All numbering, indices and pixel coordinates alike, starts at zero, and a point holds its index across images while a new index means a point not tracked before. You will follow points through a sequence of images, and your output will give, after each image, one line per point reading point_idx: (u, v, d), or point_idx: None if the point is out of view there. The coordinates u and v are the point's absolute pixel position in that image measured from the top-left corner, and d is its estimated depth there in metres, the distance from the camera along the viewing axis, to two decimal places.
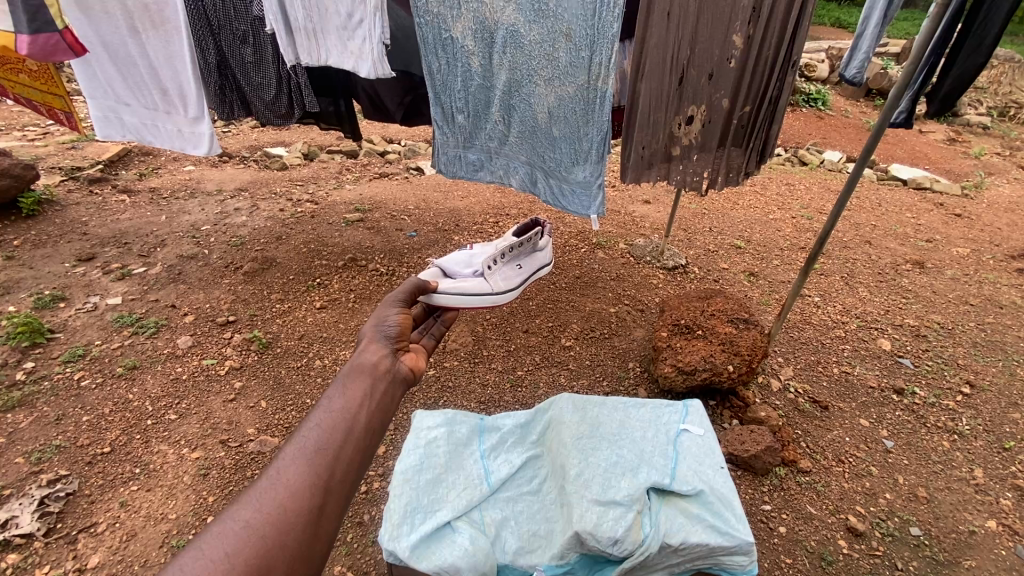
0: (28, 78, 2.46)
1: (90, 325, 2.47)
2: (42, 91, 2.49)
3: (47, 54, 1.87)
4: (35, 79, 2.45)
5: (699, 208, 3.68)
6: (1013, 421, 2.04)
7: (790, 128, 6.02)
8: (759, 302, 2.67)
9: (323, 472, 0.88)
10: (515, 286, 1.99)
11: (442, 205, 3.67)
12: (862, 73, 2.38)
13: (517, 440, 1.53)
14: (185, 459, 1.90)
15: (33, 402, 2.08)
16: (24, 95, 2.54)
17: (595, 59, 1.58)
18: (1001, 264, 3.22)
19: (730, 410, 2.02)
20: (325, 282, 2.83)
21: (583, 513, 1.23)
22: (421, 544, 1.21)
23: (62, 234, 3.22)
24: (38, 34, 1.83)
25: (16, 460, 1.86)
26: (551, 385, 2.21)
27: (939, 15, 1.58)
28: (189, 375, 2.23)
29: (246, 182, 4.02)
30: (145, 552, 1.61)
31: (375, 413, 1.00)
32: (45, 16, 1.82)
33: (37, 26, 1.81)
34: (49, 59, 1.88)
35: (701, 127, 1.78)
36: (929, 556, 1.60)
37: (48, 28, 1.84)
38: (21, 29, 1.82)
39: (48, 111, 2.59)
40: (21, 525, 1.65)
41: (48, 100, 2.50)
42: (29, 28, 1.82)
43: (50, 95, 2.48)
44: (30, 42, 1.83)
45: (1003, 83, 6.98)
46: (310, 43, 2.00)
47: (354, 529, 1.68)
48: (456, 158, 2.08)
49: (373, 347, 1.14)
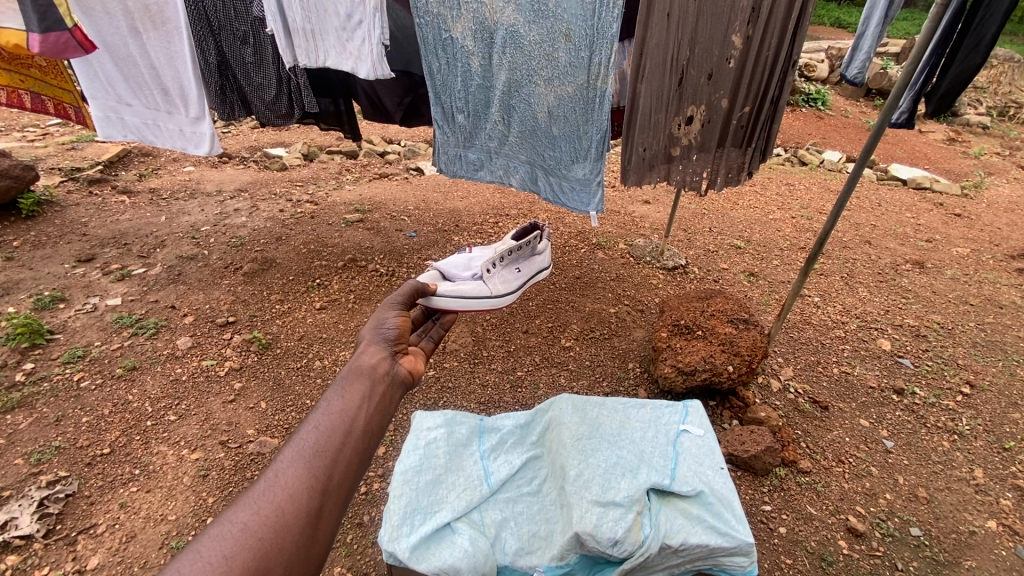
0: (37, 71, 2.48)
1: (90, 326, 2.47)
2: (51, 85, 2.50)
3: (57, 52, 1.87)
4: (44, 73, 2.47)
5: (699, 208, 3.68)
6: (1013, 421, 2.04)
7: (790, 128, 6.02)
8: (759, 302, 2.67)
9: (321, 475, 0.88)
10: (514, 289, 1.99)
11: (442, 205, 3.67)
12: (863, 73, 2.37)
13: (517, 441, 1.53)
14: (185, 460, 1.91)
15: (33, 402, 2.08)
16: (35, 89, 2.53)
17: (594, 59, 1.58)
18: (1001, 264, 3.22)
19: (730, 410, 2.02)
20: (325, 282, 2.83)
21: (583, 514, 1.23)
22: (421, 545, 1.21)
23: (62, 234, 3.22)
24: (49, 32, 1.84)
25: (16, 461, 1.86)
26: (551, 385, 2.21)
27: (939, 15, 1.58)
28: (189, 376, 2.24)
29: (246, 182, 4.03)
30: (145, 553, 1.61)
31: (374, 414, 1.00)
32: (54, 15, 1.83)
33: (47, 25, 1.82)
34: (59, 56, 1.88)
35: (701, 127, 1.78)
36: (929, 556, 1.60)
37: (58, 26, 1.85)
38: (32, 27, 1.83)
39: (54, 108, 2.58)
40: (20, 526, 1.64)
41: (56, 94, 2.51)
42: (39, 27, 1.82)
43: (59, 88, 2.50)
44: (41, 40, 1.83)
45: (1003, 83, 6.98)
46: (308, 44, 1.99)
47: (354, 530, 1.68)
48: (457, 157, 2.08)
49: (372, 349, 1.14)
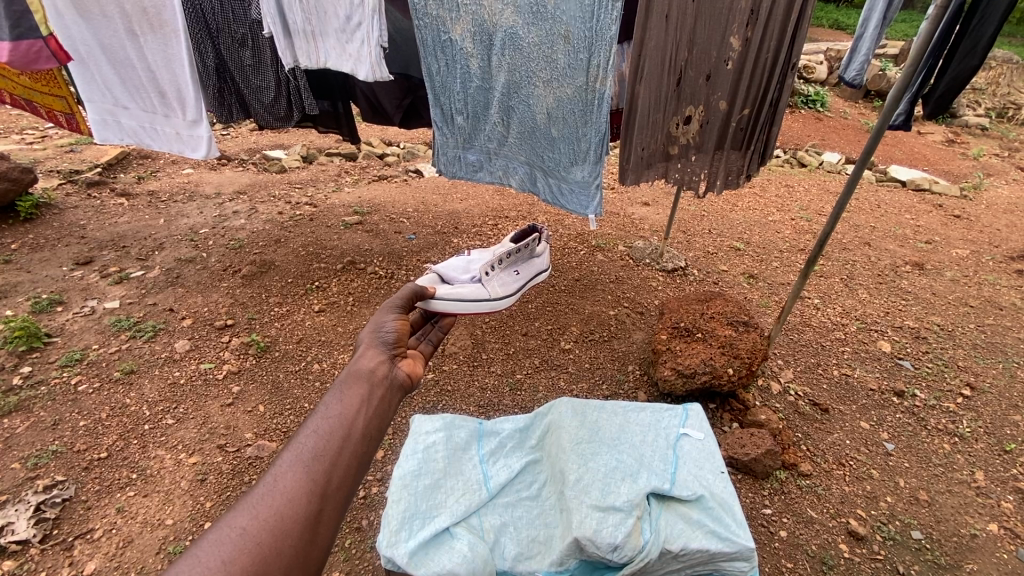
0: (29, 80, 2.47)
1: (88, 329, 2.46)
2: (42, 93, 2.50)
3: (28, 61, 1.89)
4: (35, 80, 2.45)
5: (698, 210, 3.68)
6: (1014, 424, 2.04)
7: (789, 130, 6.02)
8: (759, 304, 2.67)
9: (320, 479, 0.87)
10: (512, 293, 1.99)
11: (442, 208, 3.67)
12: (861, 75, 2.36)
13: (517, 444, 1.52)
14: (183, 464, 1.90)
15: (30, 406, 2.07)
16: (26, 97, 2.54)
17: (593, 61, 1.58)
18: (1001, 265, 3.21)
19: (730, 413, 2.01)
20: (323, 285, 2.82)
21: (582, 519, 1.22)
22: (419, 551, 1.20)
23: (60, 237, 3.21)
24: (21, 40, 1.86)
25: (12, 465, 1.85)
26: (551, 389, 2.20)
27: (938, 17, 1.57)
28: (186, 380, 2.23)
29: (245, 185, 4.02)
30: (141, 559, 1.60)
31: (372, 418, 0.99)
32: (29, 23, 1.86)
33: (20, 32, 1.85)
34: (30, 66, 1.90)
35: (699, 129, 1.78)
36: (930, 560, 1.59)
37: (32, 35, 1.87)
38: (2, 36, 1.85)
39: (47, 114, 2.56)
40: (17, 531, 1.63)
41: (49, 102, 2.50)
42: (11, 35, 1.85)
43: (51, 96, 2.49)
44: (11, 49, 1.86)
45: (1001, 84, 7.01)
46: (308, 46, 1.99)
47: (352, 534, 1.67)
48: (456, 159, 2.07)
49: (371, 352, 1.13)
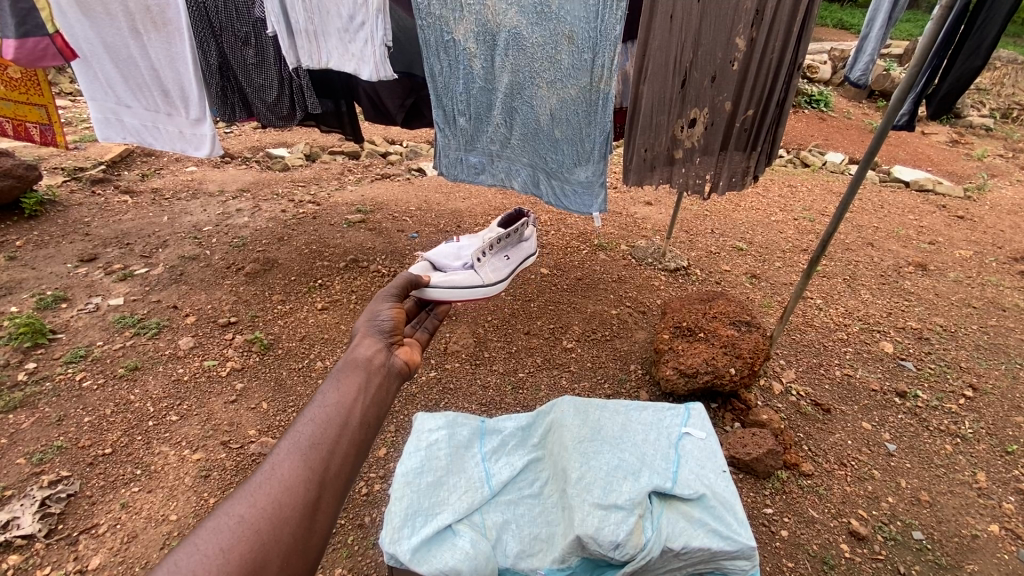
0: (4, 89, 2.52)
1: (92, 325, 2.48)
2: (17, 103, 2.54)
3: (34, 58, 1.90)
4: (11, 90, 2.51)
5: (701, 209, 3.69)
6: (1017, 425, 2.04)
7: (792, 130, 6.01)
8: (761, 305, 2.67)
9: (318, 466, 0.88)
10: (504, 277, 2.01)
11: (444, 206, 3.68)
12: (867, 75, 2.36)
13: (518, 443, 1.53)
14: (186, 460, 1.91)
15: (35, 402, 2.09)
16: None
17: (597, 62, 1.59)
18: (1004, 267, 3.19)
19: (732, 413, 2.02)
20: (327, 283, 2.83)
21: (584, 518, 1.22)
22: (421, 548, 1.21)
23: (65, 234, 3.22)
24: (27, 38, 1.87)
25: (18, 460, 1.86)
26: (553, 388, 2.21)
27: (943, 17, 1.56)
28: (190, 377, 2.24)
29: (249, 183, 4.04)
30: (145, 554, 1.61)
31: (370, 406, 0.99)
32: (35, 20, 1.86)
33: (26, 30, 1.86)
34: (36, 63, 1.91)
35: (704, 130, 1.78)
36: (931, 561, 1.59)
37: (37, 32, 1.88)
38: (8, 33, 1.86)
39: (12, 129, 2.62)
40: (22, 526, 1.64)
41: (21, 112, 2.56)
42: (16, 32, 1.85)
43: (26, 106, 2.54)
44: (18, 46, 1.86)
45: (1006, 85, 6.93)
46: (310, 45, 1.99)
47: (354, 532, 1.69)
48: (457, 161, 2.06)
49: (368, 340, 1.13)
